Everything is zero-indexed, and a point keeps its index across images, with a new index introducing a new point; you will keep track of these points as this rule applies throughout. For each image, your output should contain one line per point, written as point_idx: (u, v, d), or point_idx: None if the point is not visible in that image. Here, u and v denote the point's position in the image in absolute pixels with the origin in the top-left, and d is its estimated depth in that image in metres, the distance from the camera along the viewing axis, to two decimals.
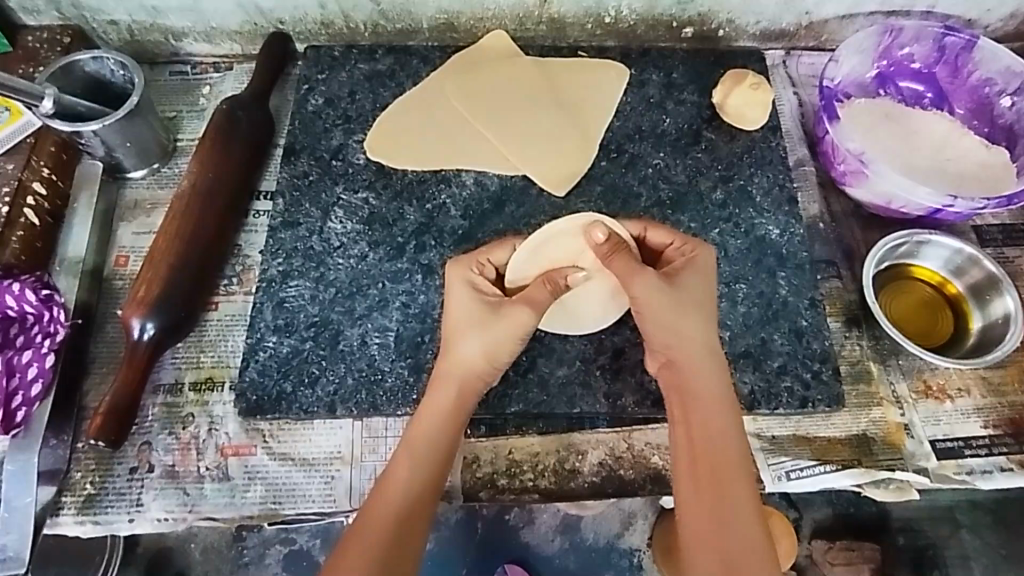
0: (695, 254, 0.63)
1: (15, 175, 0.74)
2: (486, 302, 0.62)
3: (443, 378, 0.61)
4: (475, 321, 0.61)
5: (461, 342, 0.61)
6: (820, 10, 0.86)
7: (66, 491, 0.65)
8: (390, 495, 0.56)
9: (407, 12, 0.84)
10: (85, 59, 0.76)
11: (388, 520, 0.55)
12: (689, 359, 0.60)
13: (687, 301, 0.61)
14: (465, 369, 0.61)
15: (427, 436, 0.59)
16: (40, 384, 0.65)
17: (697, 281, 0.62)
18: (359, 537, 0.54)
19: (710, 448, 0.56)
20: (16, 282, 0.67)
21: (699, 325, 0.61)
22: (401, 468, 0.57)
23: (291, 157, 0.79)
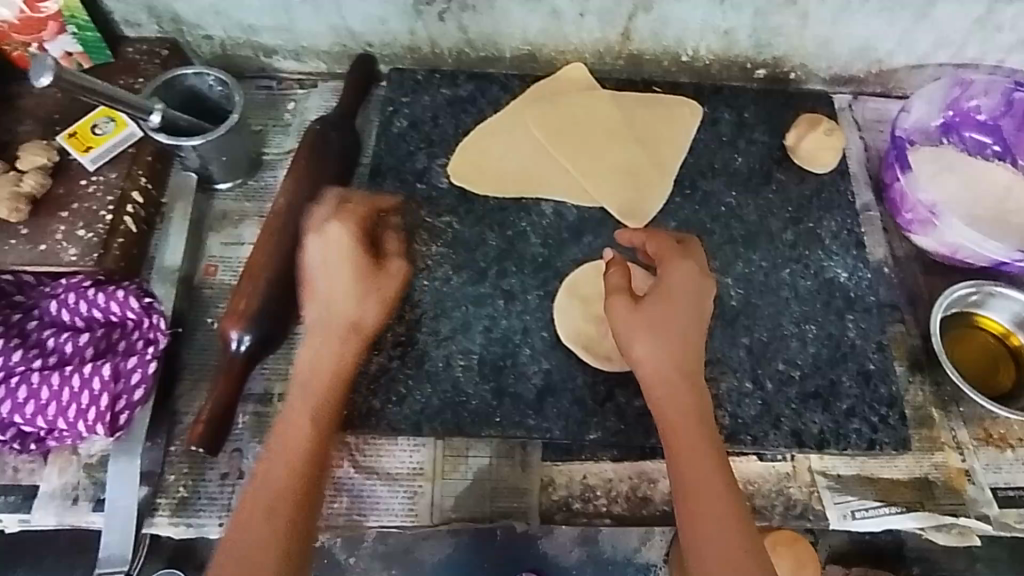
0: (682, 268, 0.63)
1: (116, 184, 0.76)
2: (352, 253, 0.62)
3: (322, 322, 0.62)
4: (343, 273, 0.62)
5: (347, 296, 0.62)
6: (891, 59, 0.88)
7: (161, 493, 0.68)
8: (292, 445, 0.59)
9: (493, 41, 0.87)
10: (188, 73, 0.79)
11: (291, 483, 0.57)
12: (668, 364, 0.60)
13: (673, 304, 0.61)
14: (336, 314, 0.62)
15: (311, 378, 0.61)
16: (142, 389, 0.68)
17: (685, 290, 0.62)
18: (254, 502, 0.57)
19: (697, 458, 0.58)
20: (121, 289, 0.70)
21: (676, 333, 0.61)
22: (301, 429, 0.60)
23: (377, 178, 0.82)
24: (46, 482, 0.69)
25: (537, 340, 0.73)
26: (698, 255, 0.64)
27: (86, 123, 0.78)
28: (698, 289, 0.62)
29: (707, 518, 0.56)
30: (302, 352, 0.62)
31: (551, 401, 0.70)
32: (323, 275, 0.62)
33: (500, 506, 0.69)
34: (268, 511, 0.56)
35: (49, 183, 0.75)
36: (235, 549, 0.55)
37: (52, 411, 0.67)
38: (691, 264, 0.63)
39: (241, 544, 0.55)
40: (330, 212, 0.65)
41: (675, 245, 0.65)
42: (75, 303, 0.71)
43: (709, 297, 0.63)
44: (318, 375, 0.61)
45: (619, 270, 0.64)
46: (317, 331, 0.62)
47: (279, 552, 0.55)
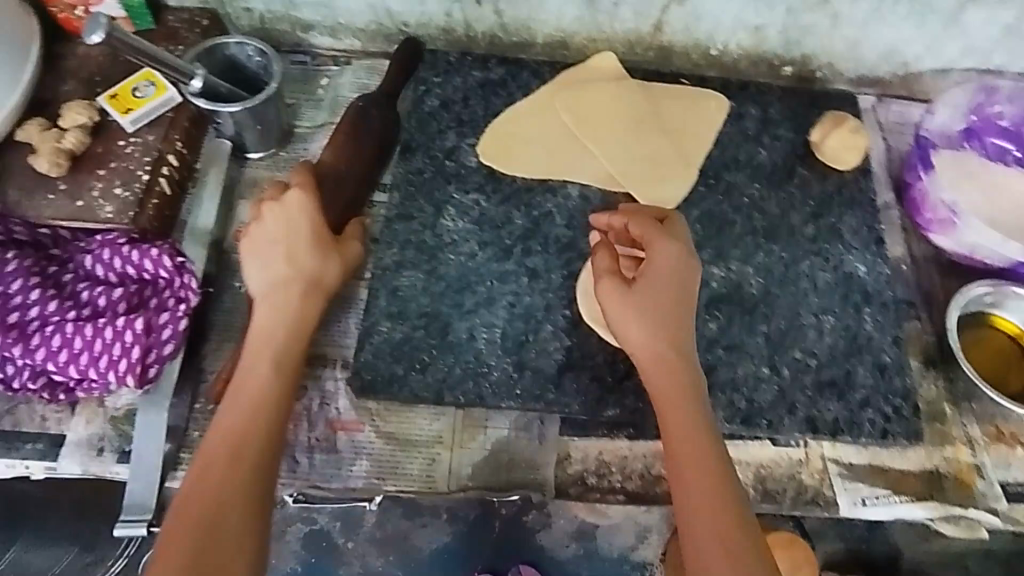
0: (665, 250, 0.64)
1: (153, 146, 0.78)
2: (314, 223, 0.67)
3: (285, 282, 0.64)
4: (304, 238, 0.66)
5: (304, 263, 0.66)
6: (918, 63, 0.90)
7: (184, 449, 0.70)
8: (250, 397, 0.60)
9: (527, 26, 0.89)
10: (230, 43, 0.81)
11: (248, 439, 0.58)
12: (646, 341, 0.62)
13: (652, 283, 0.63)
14: (300, 276, 0.65)
15: (274, 335, 0.63)
16: (172, 345, 0.69)
17: (665, 271, 0.63)
18: (212, 455, 0.57)
19: (682, 431, 0.59)
20: (155, 248, 0.72)
21: (651, 311, 0.63)
22: (259, 387, 0.61)
23: (408, 153, 0.83)
24: (73, 432, 0.70)
25: (559, 317, 0.74)
26: (680, 232, 0.65)
27: (127, 86, 0.80)
28: (681, 268, 0.64)
29: (688, 500, 0.57)
30: (255, 318, 0.64)
31: (571, 377, 0.72)
32: (281, 244, 0.66)
33: (515, 477, 0.71)
34: (225, 467, 0.56)
35: (89, 142, 0.77)
36: (191, 507, 0.55)
37: (83, 361, 0.68)
38: (672, 244, 0.64)
39: (198, 495, 0.55)
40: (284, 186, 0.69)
41: (658, 224, 0.65)
42: (110, 259, 0.72)
43: (692, 278, 0.64)
44: (274, 335, 0.63)
45: (604, 253, 0.66)
46: (273, 295, 0.64)
47: (240, 508, 0.55)
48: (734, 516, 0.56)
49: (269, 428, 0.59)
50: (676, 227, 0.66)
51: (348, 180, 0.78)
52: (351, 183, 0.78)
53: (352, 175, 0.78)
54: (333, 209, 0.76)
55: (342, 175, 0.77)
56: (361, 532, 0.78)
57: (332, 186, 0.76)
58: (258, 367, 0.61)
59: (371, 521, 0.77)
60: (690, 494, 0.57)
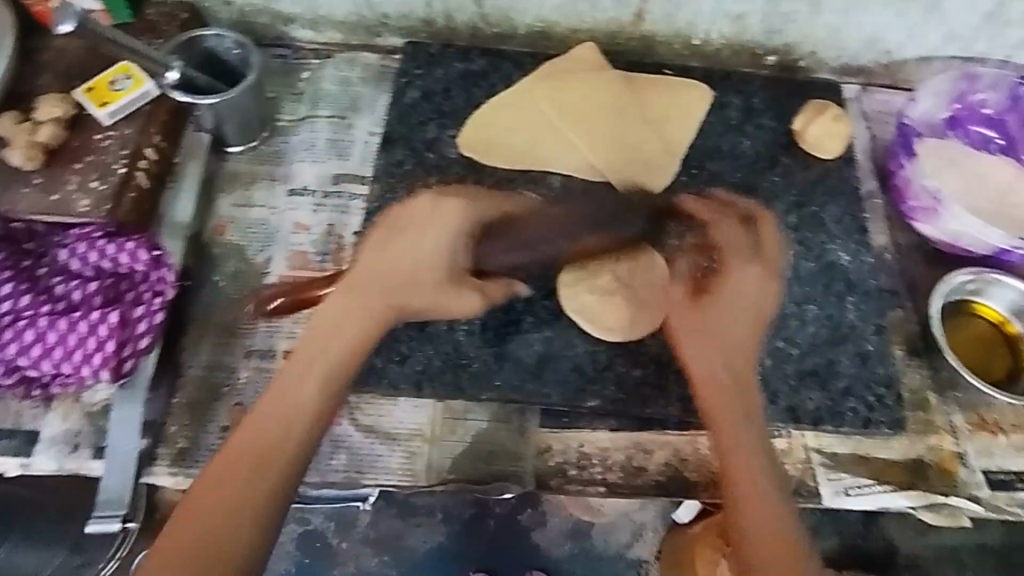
0: (741, 272, 0.66)
1: (132, 139, 0.77)
2: (448, 246, 0.64)
3: (371, 289, 0.62)
4: (429, 254, 0.63)
5: (404, 292, 0.63)
6: (901, 51, 0.89)
7: (161, 444, 0.69)
8: (296, 404, 0.57)
9: (507, 17, 0.88)
10: (208, 35, 0.80)
11: (273, 461, 0.55)
12: (717, 348, 0.64)
13: (735, 299, 0.65)
14: (398, 290, 0.63)
15: (340, 341, 0.60)
16: (148, 338, 0.69)
17: (743, 292, 0.66)
18: (244, 452, 0.55)
19: (745, 437, 0.60)
20: (131, 241, 0.71)
21: (729, 324, 0.65)
22: (299, 401, 0.57)
23: (388, 146, 0.83)
24: (48, 428, 0.69)
25: (540, 308, 0.74)
26: (771, 257, 0.67)
27: (103, 79, 0.79)
28: (759, 294, 0.66)
29: (744, 502, 0.57)
30: (324, 316, 0.61)
31: (551, 368, 0.71)
32: (400, 254, 0.63)
33: (496, 469, 0.70)
34: (247, 479, 0.54)
35: (65, 135, 0.76)
36: (202, 513, 0.52)
37: (58, 355, 0.68)
38: (760, 273, 0.66)
39: (225, 489, 0.53)
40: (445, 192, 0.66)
41: (749, 249, 0.67)
42: (85, 252, 0.72)
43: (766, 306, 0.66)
44: (334, 348, 0.60)
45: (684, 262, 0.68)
46: (355, 299, 0.62)
47: (246, 530, 0.52)
48: (780, 527, 0.56)
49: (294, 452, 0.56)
50: (764, 252, 0.67)
51: (541, 229, 0.71)
52: (543, 230, 0.71)
53: (553, 219, 0.72)
54: (497, 257, 0.69)
55: (541, 220, 0.71)
56: (355, 532, 0.85)
57: (509, 232, 0.69)
58: (310, 380, 0.58)
59: (364, 521, 0.86)
60: (748, 498, 0.57)
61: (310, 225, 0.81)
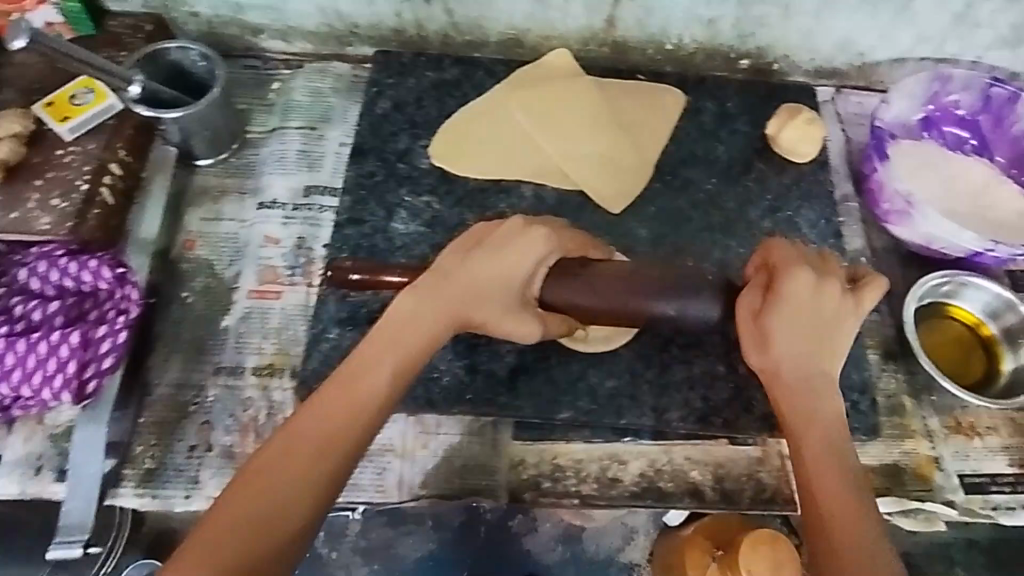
0: (801, 291, 0.60)
1: (95, 155, 0.77)
2: (521, 276, 0.60)
3: (436, 299, 0.60)
4: (496, 274, 0.60)
5: (476, 301, 0.60)
6: (873, 53, 0.89)
7: (128, 464, 0.68)
8: (352, 404, 0.56)
9: (478, 25, 0.88)
10: (171, 47, 0.79)
11: (340, 450, 0.54)
12: (801, 360, 0.60)
13: (822, 313, 0.61)
14: (463, 304, 0.60)
15: (398, 341, 0.58)
16: (111, 358, 0.68)
17: (810, 313, 0.60)
18: (295, 439, 0.54)
19: (828, 454, 0.58)
20: (95, 259, 0.70)
21: (812, 335, 0.61)
22: (373, 391, 0.57)
23: (359, 157, 0.82)
24: (11, 450, 0.68)
25: None
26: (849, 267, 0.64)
27: (65, 93, 0.79)
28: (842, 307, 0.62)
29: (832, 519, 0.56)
30: (389, 316, 0.59)
31: (523, 379, 0.70)
32: (468, 274, 0.60)
33: (469, 483, 0.69)
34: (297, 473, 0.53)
35: (25, 152, 0.76)
36: (249, 496, 0.52)
37: (18, 377, 0.66)
38: (832, 292, 0.61)
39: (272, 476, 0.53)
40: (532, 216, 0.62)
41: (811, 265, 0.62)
42: (46, 271, 0.70)
43: (845, 332, 0.62)
44: (395, 346, 0.58)
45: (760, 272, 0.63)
46: (413, 300, 0.60)
47: (294, 515, 0.52)
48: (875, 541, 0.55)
49: (359, 438, 0.55)
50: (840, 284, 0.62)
51: (614, 280, 0.63)
52: (618, 285, 0.63)
53: (636, 274, 0.64)
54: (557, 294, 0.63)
55: (618, 275, 0.64)
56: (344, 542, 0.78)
57: (584, 277, 0.63)
58: (369, 377, 0.57)
59: (354, 530, 0.78)
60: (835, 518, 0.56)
61: (280, 238, 0.80)
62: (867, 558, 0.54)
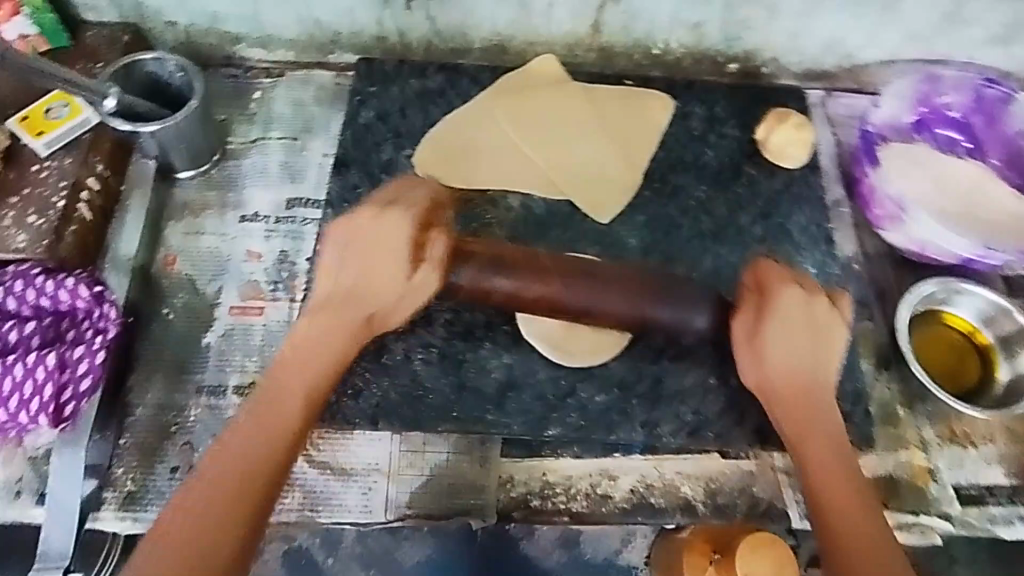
0: (795, 310, 0.64)
1: (70, 170, 0.75)
2: (396, 242, 0.62)
3: (340, 296, 0.62)
4: (376, 250, 0.62)
5: (373, 290, 0.62)
6: (863, 55, 0.88)
7: (108, 487, 0.67)
8: (272, 412, 0.57)
9: (462, 32, 0.86)
10: (148, 59, 0.78)
11: (260, 456, 0.55)
12: (796, 368, 0.64)
13: (813, 328, 0.64)
14: (368, 292, 0.62)
15: (315, 346, 0.61)
16: (89, 380, 0.66)
17: (803, 330, 0.64)
18: (222, 461, 0.55)
19: (828, 452, 0.61)
20: (71, 278, 0.68)
21: (806, 345, 0.64)
22: (295, 400, 0.59)
23: (342, 168, 0.80)
24: None
25: (499, 334, 0.71)
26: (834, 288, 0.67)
27: (39, 107, 0.77)
28: (828, 321, 0.65)
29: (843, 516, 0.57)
30: (302, 328, 0.62)
31: (512, 396, 0.69)
32: (358, 257, 0.62)
33: (458, 503, 0.68)
34: (234, 494, 0.53)
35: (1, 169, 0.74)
36: (182, 526, 0.52)
37: None
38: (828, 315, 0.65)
39: (201, 503, 0.53)
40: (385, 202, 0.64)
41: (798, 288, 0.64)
42: (22, 291, 0.68)
43: (837, 341, 0.65)
44: (315, 353, 0.61)
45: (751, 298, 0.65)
46: (321, 310, 0.62)
47: (235, 535, 0.52)
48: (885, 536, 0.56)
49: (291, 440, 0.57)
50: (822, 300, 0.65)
51: (614, 287, 0.64)
52: (620, 291, 0.64)
53: (632, 281, 0.65)
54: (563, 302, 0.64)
55: (617, 282, 0.64)
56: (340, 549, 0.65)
57: (586, 284, 0.64)
58: (292, 384, 0.59)
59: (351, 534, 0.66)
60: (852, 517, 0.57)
61: (262, 253, 0.79)
62: (877, 549, 0.55)
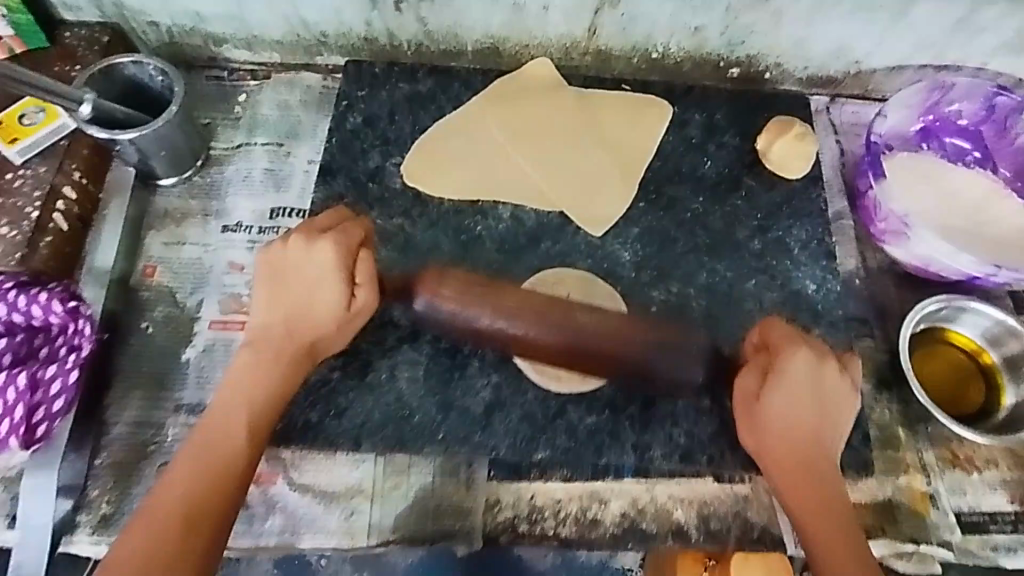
0: (796, 363, 0.61)
1: (46, 178, 0.73)
2: (325, 270, 0.61)
3: (272, 325, 0.62)
4: (304, 278, 0.62)
5: (303, 318, 0.62)
6: (870, 61, 0.85)
7: (83, 509, 0.65)
8: (213, 446, 0.58)
9: (453, 34, 0.83)
10: (125, 62, 0.74)
11: (202, 493, 0.56)
12: (803, 420, 0.62)
13: (812, 381, 0.62)
14: (300, 320, 0.62)
15: (253, 378, 0.61)
16: (62, 400, 0.64)
17: (808, 382, 0.62)
18: (166, 501, 0.55)
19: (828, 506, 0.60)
20: (44, 291, 0.66)
21: (810, 399, 0.62)
22: (235, 433, 0.59)
23: (328, 176, 0.78)
24: None
25: (487, 351, 0.69)
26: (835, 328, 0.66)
27: (14, 112, 0.75)
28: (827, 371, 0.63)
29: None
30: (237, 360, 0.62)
31: (499, 417, 0.67)
32: (286, 285, 0.62)
33: (443, 527, 0.66)
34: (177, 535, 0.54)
35: None
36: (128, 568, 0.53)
37: None
38: (829, 365, 0.62)
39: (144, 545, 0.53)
40: (316, 231, 0.63)
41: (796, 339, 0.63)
42: None
43: (841, 393, 0.63)
44: (255, 385, 0.61)
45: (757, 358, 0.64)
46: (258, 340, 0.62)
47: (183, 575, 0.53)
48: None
49: (232, 475, 0.57)
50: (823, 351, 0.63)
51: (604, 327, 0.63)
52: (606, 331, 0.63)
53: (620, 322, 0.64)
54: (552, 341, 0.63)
55: (605, 323, 0.64)
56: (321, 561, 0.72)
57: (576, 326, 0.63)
58: (232, 417, 0.59)
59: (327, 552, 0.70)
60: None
61: (245, 264, 0.76)
62: None
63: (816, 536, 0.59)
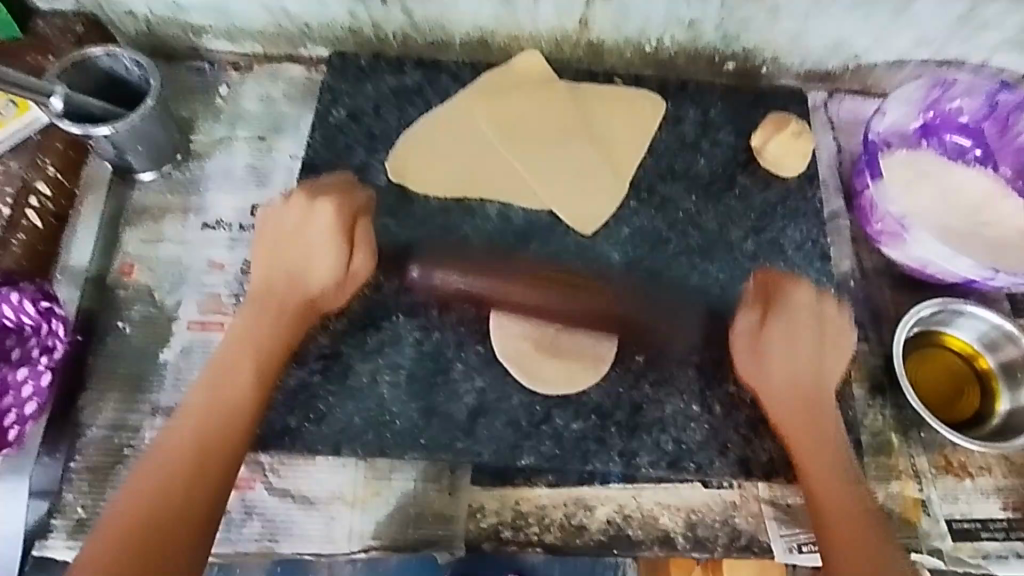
0: (789, 318, 0.65)
1: (18, 174, 0.72)
2: (323, 232, 0.64)
3: (273, 288, 0.64)
4: (302, 239, 0.64)
5: (302, 278, 0.64)
6: (869, 56, 0.82)
7: (56, 514, 0.64)
8: (214, 407, 0.58)
9: (441, 26, 0.80)
10: (99, 53, 0.72)
11: (201, 451, 0.56)
12: (798, 387, 0.64)
13: (805, 339, 0.65)
14: (299, 284, 0.64)
15: (254, 342, 0.61)
16: (34, 404, 0.63)
17: (802, 337, 0.65)
18: (166, 459, 0.55)
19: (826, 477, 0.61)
20: (16, 291, 0.64)
21: (805, 362, 0.64)
22: (237, 393, 0.59)
23: (310, 173, 0.75)
24: None
25: (471, 355, 0.68)
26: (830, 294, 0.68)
27: None
28: (821, 331, 0.66)
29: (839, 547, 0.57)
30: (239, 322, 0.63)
31: (483, 422, 0.65)
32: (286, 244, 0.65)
33: (425, 533, 0.65)
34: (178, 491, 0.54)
35: None
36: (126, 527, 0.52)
37: None
38: (813, 324, 0.65)
39: (143, 504, 0.53)
40: (317, 196, 0.66)
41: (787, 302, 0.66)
42: None
43: (828, 353, 0.65)
44: (254, 346, 0.61)
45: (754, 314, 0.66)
46: (258, 304, 0.63)
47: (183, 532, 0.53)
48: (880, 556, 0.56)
49: (233, 433, 0.57)
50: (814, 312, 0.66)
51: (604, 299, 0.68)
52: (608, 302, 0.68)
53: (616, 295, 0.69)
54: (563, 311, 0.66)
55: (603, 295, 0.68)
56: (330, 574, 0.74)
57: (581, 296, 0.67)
58: (233, 379, 0.59)
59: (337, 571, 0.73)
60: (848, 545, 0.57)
61: (225, 263, 0.74)
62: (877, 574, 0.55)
63: (821, 503, 0.60)
